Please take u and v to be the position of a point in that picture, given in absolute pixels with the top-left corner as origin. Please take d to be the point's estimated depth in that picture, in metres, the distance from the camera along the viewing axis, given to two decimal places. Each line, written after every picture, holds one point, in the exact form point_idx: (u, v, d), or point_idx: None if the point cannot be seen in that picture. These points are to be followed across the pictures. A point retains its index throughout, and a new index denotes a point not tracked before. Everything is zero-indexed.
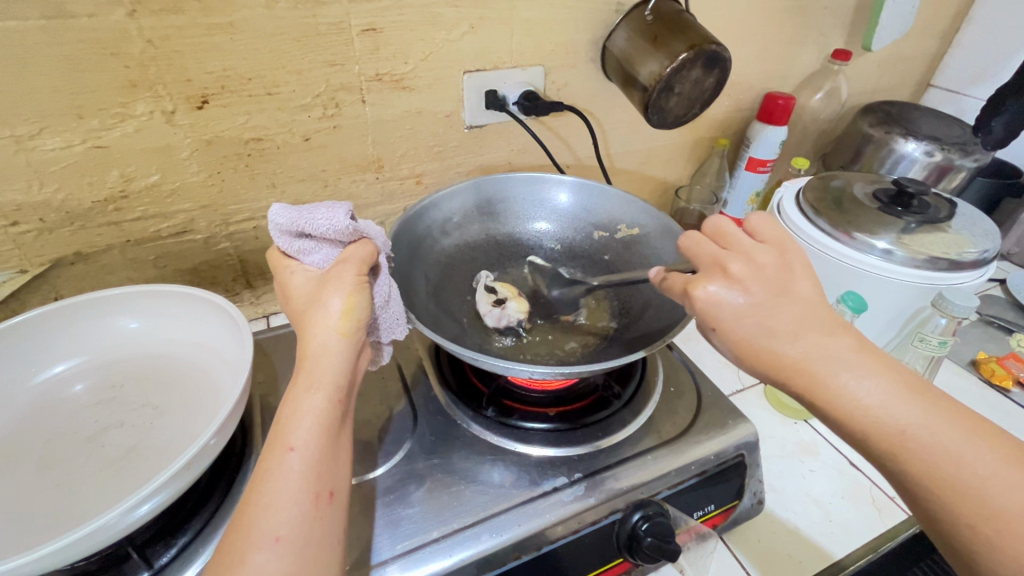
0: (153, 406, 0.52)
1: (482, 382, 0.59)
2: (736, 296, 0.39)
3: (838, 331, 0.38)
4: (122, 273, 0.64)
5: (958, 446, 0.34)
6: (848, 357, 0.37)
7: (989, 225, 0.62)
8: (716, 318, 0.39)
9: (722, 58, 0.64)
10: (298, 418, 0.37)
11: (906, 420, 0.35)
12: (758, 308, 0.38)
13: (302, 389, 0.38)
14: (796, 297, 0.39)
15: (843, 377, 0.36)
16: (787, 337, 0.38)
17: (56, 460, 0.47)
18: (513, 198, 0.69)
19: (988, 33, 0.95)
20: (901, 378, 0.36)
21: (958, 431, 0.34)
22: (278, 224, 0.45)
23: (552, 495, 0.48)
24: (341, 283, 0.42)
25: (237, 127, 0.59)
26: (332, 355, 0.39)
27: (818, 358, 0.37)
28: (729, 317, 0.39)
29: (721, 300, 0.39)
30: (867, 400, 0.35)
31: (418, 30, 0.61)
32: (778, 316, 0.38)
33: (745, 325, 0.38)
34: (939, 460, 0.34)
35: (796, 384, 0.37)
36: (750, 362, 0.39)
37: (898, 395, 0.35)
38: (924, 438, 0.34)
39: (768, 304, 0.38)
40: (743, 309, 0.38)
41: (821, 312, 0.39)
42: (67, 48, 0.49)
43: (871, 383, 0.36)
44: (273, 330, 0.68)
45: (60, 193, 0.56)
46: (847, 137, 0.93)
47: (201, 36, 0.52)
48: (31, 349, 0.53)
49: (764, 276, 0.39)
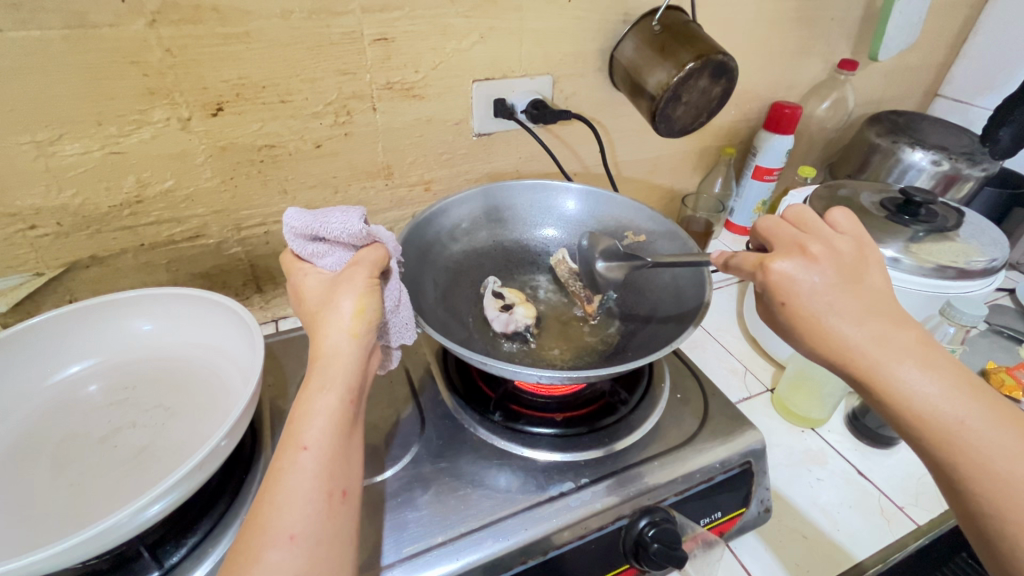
0: (165, 406, 0.53)
1: (488, 387, 0.59)
2: (807, 275, 0.39)
3: (901, 326, 0.38)
4: (135, 276, 0.65)
5: (1013, 447, 0.34)
6: (909, 349, 0.37)
7: (998, 234, 0.62)
8: (789, 293, 0.40)
9: (729, 68, 0.64)
10: (312, 417, 0.38)
11: (954, 415, 0.35)
12: (825, 289, 0.39)
13: (315, 389, 0.39)
14: (862, 286, 0.39)
15: (898, 367, 0.36)
16: (853, 321, 0.38)
17: (69, 460, 0.48)
18: (520, 205, 0.69)
19: (994, 44, 0.95)
20: (959, 376, 0.36)
21: (1011, 432, 0.34)
22: (291, 227, 0.46)
23: (558, 501, 0.48)
24: (351, 285, 0.42)
25: (251, 133, 0.60)
26: (345, 355, 0.40)
27: (874, 345, 0.37)
28: (798, 292, 0.39)
29: (794, 276, 0.40)
30: (920, 391, 0.36)
31: (429, 40, 0.62)
32: (846, 299, 0.38)
33: (810, 303, 0.39)
34: (988, 457, 0.34)
35: (848, 368, 0.38)
36: (804, 339, 0.40)
37: (951, 391, 0.35)
38: (974, 435, 0.34)
39: (837, 286, 0.39)
40: (818, 287, 0.39)
41: (885, 302, 0.39)
42: (89, 57, 0.50)
43: (923, 378, 0.36)
44: (283, 333, 0.69)
45: (78, 197, 0.57)
46: (854, 146, 0.93)
47: (217, 45, 0.54)
48: (46, 350, 0.54)
49: (840, 261, 0.40)
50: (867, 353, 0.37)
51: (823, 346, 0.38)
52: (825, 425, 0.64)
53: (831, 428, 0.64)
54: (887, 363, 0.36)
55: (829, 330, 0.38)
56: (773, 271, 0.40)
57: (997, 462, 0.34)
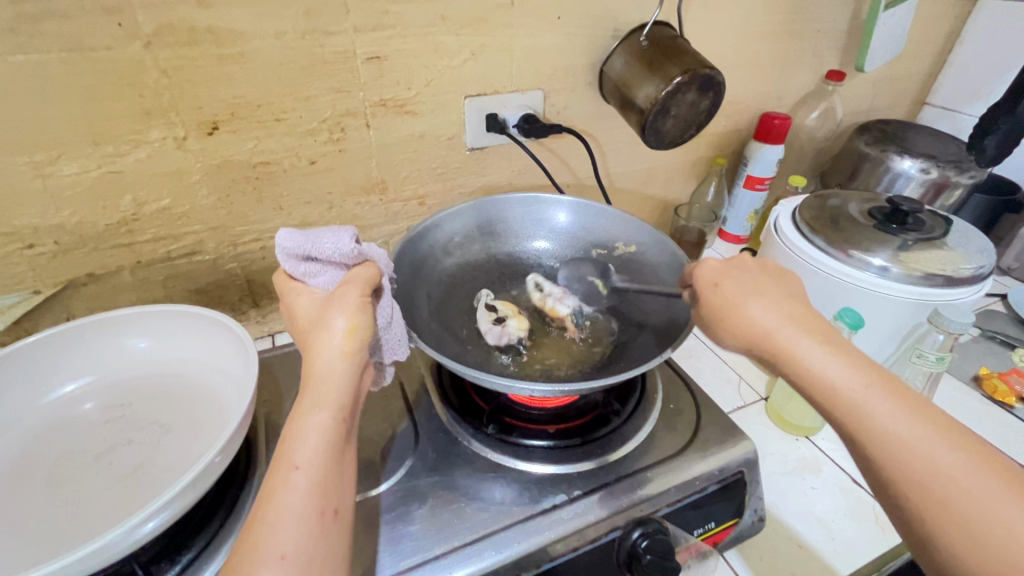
0: (160, 423, 0.53)
1: (483, 400, 0.59)
2: (733, 268, 0.48)
3: (808, 313, 0.43)
4: (132, 293, 0.66)
5: (907, 421, 0.36)
6: (815, 330, 0.42)
7: (985, 241, 0.63)
8: (721, 278, 0.47)
9: (716, 81, 0.66)
10: (303, 437, 0.38)
11: (860, 388, 0.38)
12: (747, 278, 0.46)
13: (307, 408, 0.39)
14: (778, 279, 0.46)
15: (806, 344, 0.41)
16: (764, 307, 0.44)
17: (65, 478, 0.48)
18: (513, 218, 0.70)
19: (980, 53, 0.96)
20: (860, 356, 0.40)
21: (910, 405, 0.37)
22: (284, 248, 0.47)
23: (552, 513, 0.48)
24: (345, 304, 0.43)
25: (246, 151, 0.61)
26: (336, 374, 0.40)
27: (784, 325, 0.42)
28: (728, 276, 0.47)
29: (722, 268, 0.48)
30: (828, 367, 0.39)
31: (421, 57, 0.63)
32: (759, 290, 0.45)
33: (734, 287, 0.45)
34: (889, 427, 0.36)
35: (765, 348, 0.42)
36: (723, 325, 0.45)
37: (855, 366, 0.39)
38: (878, 407, 0.37)
39: (757, 276, 0.46)
40: (734, 280, 0.46)
41: (797, 295, 0.45)
42: (87, 79, 0.51)
43: (828, 353, 0.40)
44: (278, 348, 0.69)
45: (75, 216, 0.58)
46: (844, 155, 0.94)
47: (213, 66, 0.55)
48: (42, 369, 0.55)
49: (759, 264, 0.48)
50: (778, 331, 0.42)
51: (743, 326, 0.43)
52: (819, 434, 0.64)
53: (825, 436, 0.64)
54: (798, 339, 0.41)
55: (747, 310, 0.44)
56: (704, 264, 0.49)
57: (897, 426, 0.36)
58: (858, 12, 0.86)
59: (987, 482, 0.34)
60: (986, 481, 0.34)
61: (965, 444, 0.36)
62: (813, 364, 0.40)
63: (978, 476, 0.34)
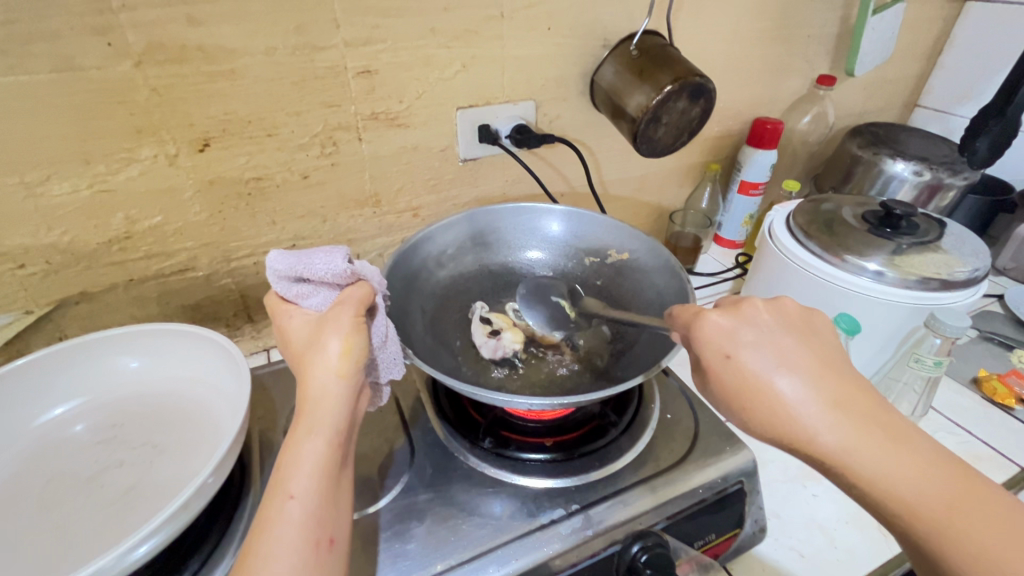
0: (152, 444, 0.53)
1: (478, 414, 0.59)
2: (745, 330, 0.42)
3: (852, 394, 0.39)
4: (126, 311, 0.65)
5: (985, 535, 0.33)
6: (867, 423, 0.37)
7: (980, 244, 0.63)
8: (733, 349, 0.41)
9: (707, 89, 0.66)
10: (299, 464, 0.38)
11: (933, 503, 0.35)
12: (766, 354, 0.40)
13: (303, 434, 0.39)
14: (806, 347, 0.41)
15: (862, 448, 0.36)
16: (797, 396, 0.38)
17: (55, 502, 0.48)
18: (504, 228, 0.70)
19: (969, 54, 0.97)
20: (925, 453, 0.36)
21: (999, 523, 0.33)
22: (275, 269, 0.46)
23: (549, 528, 0.48)
24: (339, 324, 0.42)
25: (238, 167, 0.61)
26: (332, 397, 0.40)
27: (831, 424, 0.37)
28: (742, 346, 0.41)
29: (731, 328, 0.42)
30: (894, 478, 0.35)
31: (412, 70, 0.63)
32: (791, 369, 0.39)
33: (757, 365, 0.40)
34: (968, 540, 0.33)
35: (811, 451, 0.38)
36: (747, 413, 0.40)
37: (922, 472, 0.35)
38: (963, 528, 0.34)
39: (780, 344, 0.40)
40: (756, 353, 0.40)
41: (832, 365, 0.40)
42: (77, 98, 0.51)
43: (891, 460, 0.36)
44: (273, 364, 0.69)
45: (67, 236, 0.57)
46: (837, 159, 0.94)
47: (203, 83, 0.55)
48: (32, 391, 0.54)
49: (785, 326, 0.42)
50: (826, 432, 0.37)
51: (779, 423, 0.38)
52: None
53: None
54: (850, 443, 0.36)
55: (780, 400, 0.38)
56: (712, 326, 0.43)
57: (976, 541, 0.33)
58: (846, 16, 0.86)
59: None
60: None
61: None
62: (877, 476, 0.36)
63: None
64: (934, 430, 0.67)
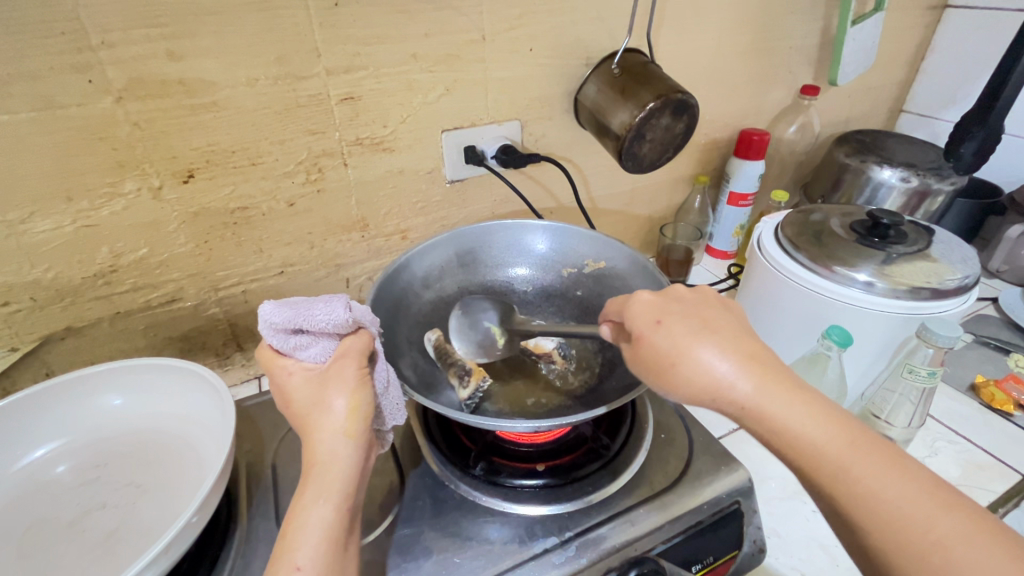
0: (135, 484, 0.52)
1: (470, 439, 0.58)
2: (671, 303, 0.44)
3: (768, 355, 0.40)
4: (113, 344, 0.65)
5: (889, 481, 0.34)
6: (781, 378, 0.38)
7: (968, 250, 0.63)
8: (662, 316, 0.42)
9: (689, 105, 0.66)
10: (306, 533, 0.38)
11: (838, 446, 0.36)
12: (691, 318, 0.41)
13: (310, 500, 0.39)
14: (725, 317, 0.42)
15: (775, 395, 0.37)
16: (720, 355, 0.39)
17: (36, 548, 0.46)
18: (486, 246, 0.70)
19: (951, 59, 0.98)
20: (829, 408, 0.37)
21: (890, 462, 0.35)
22: (270, 321, 0.44)
23: (542, 557, 0.47)
24: (342, 382, 0.42)
25: (224, 197, 0.61)
26: (340, 460, 0.40)
27: (747, 375, 0.38)
28: (670, 313, 0.42)
29: (657, 303, 0.44)
30: (801, 420, 0.36)
31: (395, 96, 0.63)
32: (711, 333, 0.40)
33: (682, 326, 0.41)
34: (873, 483, 0.34)
35: (731, 402, 0.38)
36: (671, 376, 0.39)
37: (826, 418, 0.37)
38: (862, 466, 0.35)
39: (702, 313, 0.42)
40: (676, 319, 0.42)
41: (748, 335, 0.41)
42: (59, 136, 0.51)
43: (799, 406, 0.37)
44: (262, 394, 0.68)
45: (51, 272, 0.57)
46: (825, 167, 0.94)
47: (185, 116, 0.55)
48: (14, 432, 0.54)
49: (704, 302, 0.44)
50: (741, 383, 0.38)
51: (700, 377, 0.38)
52: None
53: None
54: (766, 392, 0.37)
55: (704, 356, 0.39)
56: (640, 302, 0.44)
57: (884, 486, 0.34)
58: (828, 27, 0.87)
59: (985, 546, 0.31)
60: (984, 545, 0.31)
61: (952, 502, 0.33)
62: (787, 421, 0.36)
63: (974, 539, 0.31)
64: (933, 439, 0.66)
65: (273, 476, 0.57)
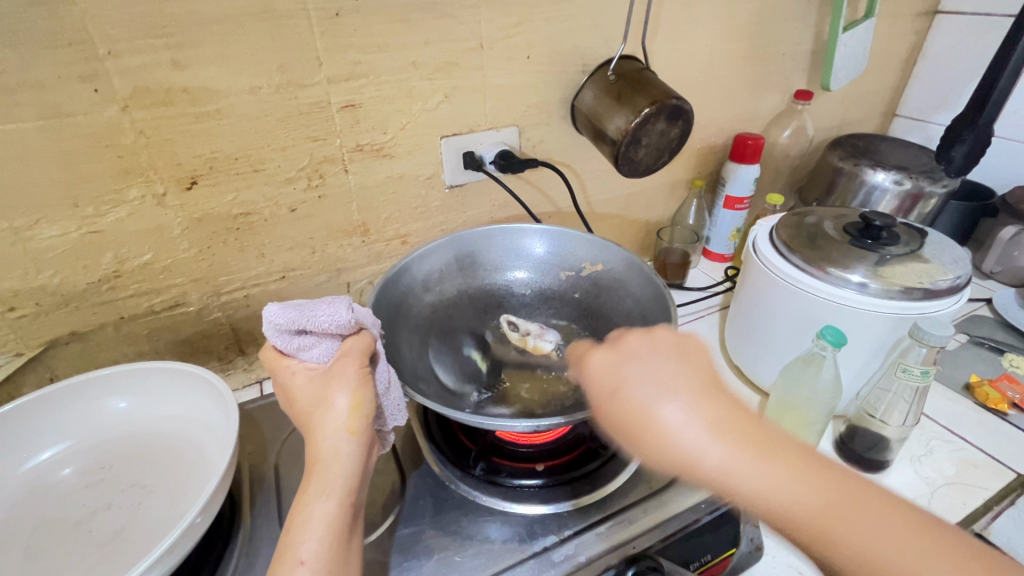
0: (140, 485, 0.53)
1: (470, 440, 0.59)
2: (628, 362, 0.42)
3: (731, 413, 0.38)
4: (116, 349, 0.65)
5: (871, 536, 0.33)
6: (749, 437, 0.37)
7: (960, 250, 0.64)
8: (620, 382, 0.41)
9: (684, 110, 0.67)
10: (309, 528, 0.38)
11: (816, 507, 0.35)
12: (648, 380, 0.40)
13: (313, 496, 0.40)
14: (686, 371, 0.40)
15: (743, 462, 0.36)
16: (684, 427, 0.37)
17: (42, 549, 0.47)
18: (485, 249, 0.71)
19: (942, 64, 0.99)
20: (800, 462, 0.36)
21: (871, 514, 0.34)
22: (275, 323, 0.45)
23: (541, 556, 0.48)
24: (345, 380, 0.43)
25: (227, 203, 0.62)
26: (343, 456, 0.41)
27: (716, 446, 0.36)
28: (626, 378, 0.40)
29: (615, 362, 0.42)
30: (769, 485, 0.35)
31: (395, 103, 0.64)
32: (673, 399, 0.38)
33: (640, 396, 0.39)
34: (852, 538, 0.33)
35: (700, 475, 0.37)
36: (639, 448, 0.38)
37: (803, 477, 0.35)
38: (841, 526, 0.34)
39: (661, 373, 0.40)
40: (636, 385, 0.40)
41: (709, 390, 0.39)
42: (66, 144, 0.52)
43: (770, 468, 0.36)
44: (265, 397, 0.69)
45: (56, 277, 0.58)
46: (819, 171, 0.95)
47: (189, 124, 0.56)
48: (20, 435, 0.54)
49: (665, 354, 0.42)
50: (708, 455, 0.36)
51: (667, 451, 0.37)
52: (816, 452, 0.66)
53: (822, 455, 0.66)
54: (733, 459, 0.36)
55: (666, 425, 0.37)
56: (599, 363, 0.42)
57: (864, 543, 0.33)
58: (820, 33, 0.89)
59: None
60: None
61: (939, 549, 0.33)
62: (760, 487, 0.35)
63: None
64: (928, 438, 0.67)
65: (276, 478, 0.58)
